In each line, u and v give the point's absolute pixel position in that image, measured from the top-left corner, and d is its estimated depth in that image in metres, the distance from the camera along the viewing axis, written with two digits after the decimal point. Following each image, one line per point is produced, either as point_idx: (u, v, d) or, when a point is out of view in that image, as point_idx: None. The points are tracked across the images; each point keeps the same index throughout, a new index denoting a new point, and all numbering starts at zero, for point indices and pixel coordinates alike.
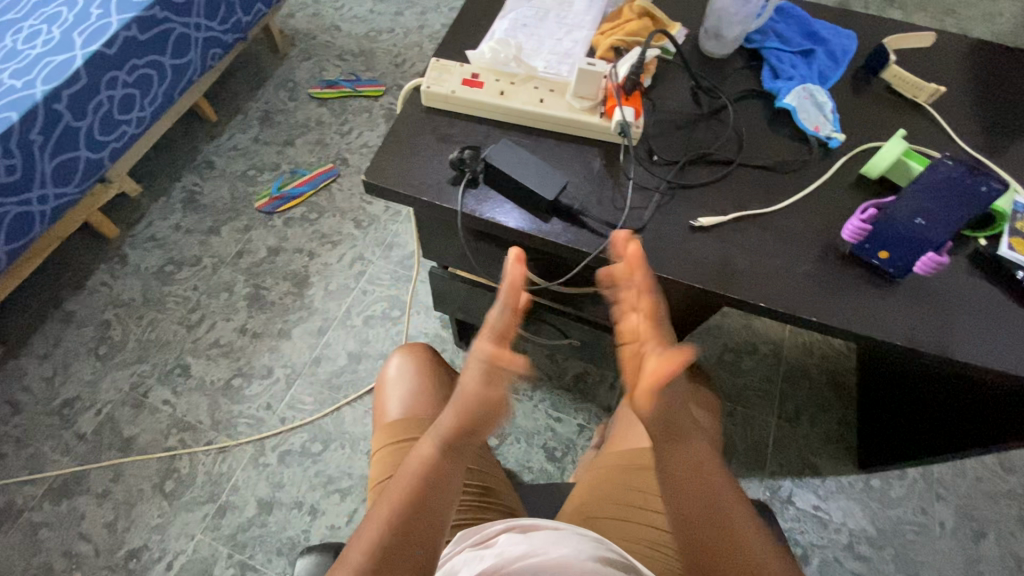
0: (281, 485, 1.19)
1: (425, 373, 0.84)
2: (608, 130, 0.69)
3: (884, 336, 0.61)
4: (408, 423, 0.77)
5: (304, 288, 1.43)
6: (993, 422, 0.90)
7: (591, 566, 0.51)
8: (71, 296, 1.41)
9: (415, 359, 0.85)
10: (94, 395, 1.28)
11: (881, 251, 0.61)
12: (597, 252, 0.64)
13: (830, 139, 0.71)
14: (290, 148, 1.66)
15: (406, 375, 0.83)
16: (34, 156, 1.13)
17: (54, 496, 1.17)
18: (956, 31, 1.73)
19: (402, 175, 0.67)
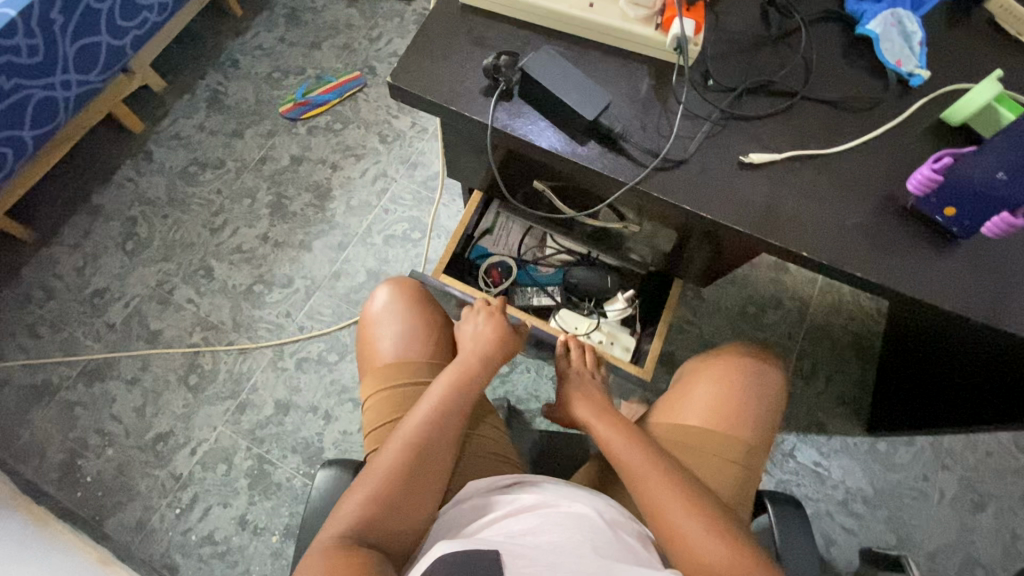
0: (298, 390, 1.24)
1: (416, 313, 0.79)
2: (662, 45, 0.62)
3: (934, 300, 0.57)
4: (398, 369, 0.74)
5: (326, 201, 1.41)
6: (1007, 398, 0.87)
7: (615, 529, 0.59)
8: (98, 189, 1.41)
9: (405, 298, 0.80)
10: (123, 287, 1.32)
11: (947, 207, 0.56)
12: (634, 182, 0.59)
13: (913, 76, 0.63)
14: (317, 52, 1.58)
15: (392, 316, 0.78)
16: (56, 38, 1.09)
17: (88, 379, 1.24)
18: None
19: (432, 80, 0.62)
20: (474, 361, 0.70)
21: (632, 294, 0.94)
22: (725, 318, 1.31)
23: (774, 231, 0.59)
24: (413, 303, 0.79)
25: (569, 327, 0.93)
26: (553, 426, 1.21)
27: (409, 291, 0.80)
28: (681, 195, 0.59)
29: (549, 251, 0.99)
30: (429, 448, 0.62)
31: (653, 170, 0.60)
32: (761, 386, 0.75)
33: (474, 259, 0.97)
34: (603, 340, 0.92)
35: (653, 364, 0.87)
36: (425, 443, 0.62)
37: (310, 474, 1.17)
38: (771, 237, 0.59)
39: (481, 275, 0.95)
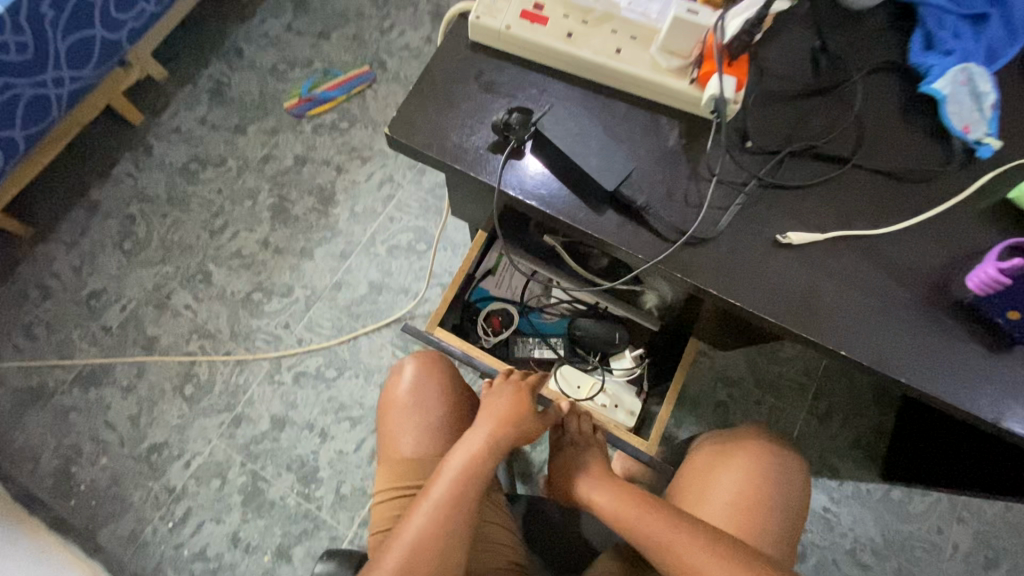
0: (295, 405, 1.21)
1: (436, 402, 0.81)
2: (697, 102, 0.54)
3: (988, 415, 0.50)
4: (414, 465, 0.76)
5: (329, 206, 1.36)
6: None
7: None
8: (96, 184, 1.37)
9: (424, 387, 0.82)
10: (120, 290, 1.29)
11: (1014, 312, 0.48)
12: (656, 261, 0.53)
13: (981, 145, 0.55)
14: (324, 43, 1.49)
15: (412, 405, 0.80)
16: (46, 33, 1.02)
17: (83, 383, 1.22)
18: None
19: (434, 132, 0.55)
20: (484, 446, 0.66)
21: (640, 353, 0.92)
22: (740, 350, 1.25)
23: (816, 325, 0.52)
24: (432, 393, 0.81)
25: (571, 386, 0.92)
26: None
27: (429, 379, 0.82)
28: (707, 278, 0.53)
29: (553, 299, 0.95)
30: (427, 548, 0.60)
31: (679, 246, 0.53)
32: (781, 472, 0.73)
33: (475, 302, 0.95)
34: (607, 404, 0.91)
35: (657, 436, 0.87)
36: (428, 541, 0.60)
37: (304, 493, 1.15)
38: (804, 331, 0.52)
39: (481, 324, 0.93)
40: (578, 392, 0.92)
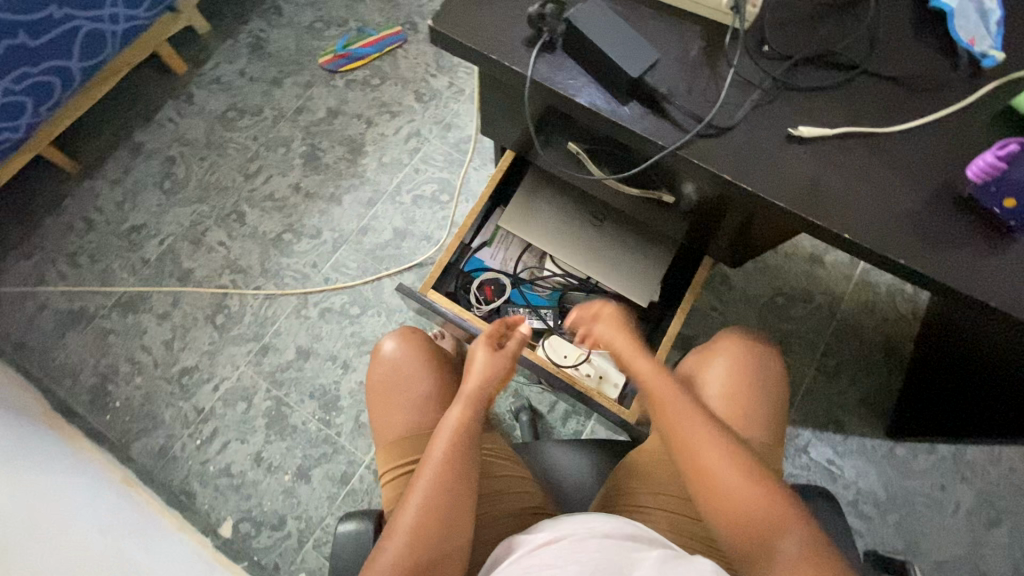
0: (319, 338, 1.26)
1: (423, 374, 0.82)
2: (717, 4, 0.58)
3: (980, 296, 0.54)
4: (410, 442, 0.78)
5: (359, 156, 1.42)
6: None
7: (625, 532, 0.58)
8: (140, 127, 1.44)
9: (408, 361, 0.83)
10: (159, 225, 1.36)
11: (1007, 199, 0.52)
12: (673, 147, 0.57)
13: (985, 57, 0.59)
14: (359, 4, 1.56)
15: (396, 387, 0.81)
16: None
17: (122, 309, 1.29)
18: None
19: (473, 27, 0.60)
20: (470, 406, 0.69)
21: (628, 327, 0.93)
22: (752, 307, 1.28)
23: (818, 213, 0.56)
24: (418, 368, 0.83)
25: (559, 354, 0.92)
26: (557, 409, 1.17)
27: (413, 354, 0.83)
28: (722, 165, 0.57)
29: (546, 270, 0.97)
30: (437, 505, 0.61)
31: (694, 136, 0.57)
32: (762, 364, 0.76)
33: (469, 272, 0.96)
34: (593, 374, 0.91)
35: (641, 408, 0.87)
36: (438, 500, 0.61)
37: (325, 419, 1.21)
38: (812, 216, 0.56)
39: (474, 292, 0.93)
40: (566, 360, 0.92)
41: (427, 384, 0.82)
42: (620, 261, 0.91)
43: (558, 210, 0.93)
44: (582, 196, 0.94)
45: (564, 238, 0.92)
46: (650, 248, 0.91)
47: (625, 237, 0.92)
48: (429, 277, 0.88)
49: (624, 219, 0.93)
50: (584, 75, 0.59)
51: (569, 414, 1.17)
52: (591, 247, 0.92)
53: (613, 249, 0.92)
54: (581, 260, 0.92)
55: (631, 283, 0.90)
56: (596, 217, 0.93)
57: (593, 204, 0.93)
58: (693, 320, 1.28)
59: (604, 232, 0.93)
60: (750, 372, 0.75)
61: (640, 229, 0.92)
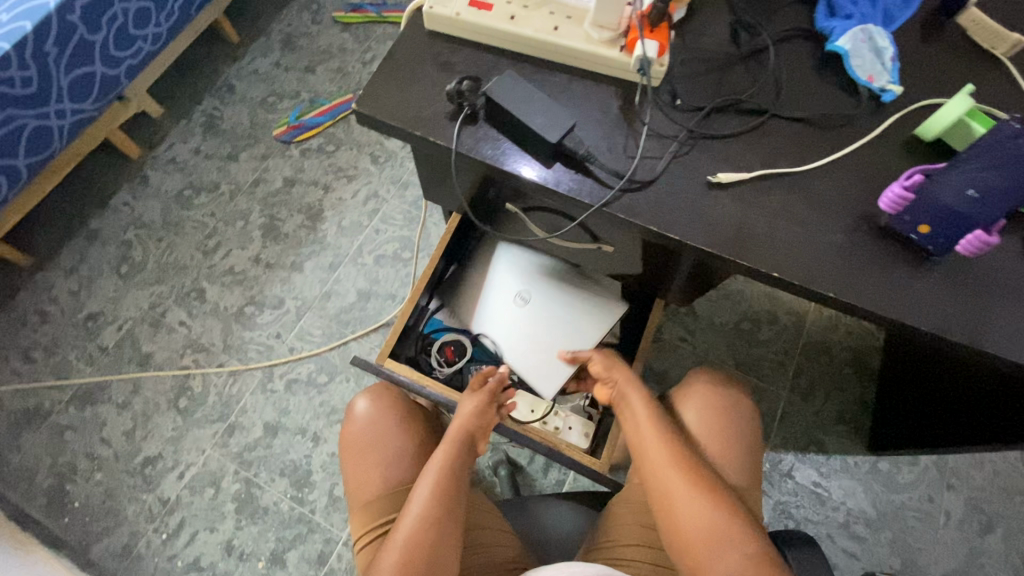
0: (287, 412, 1.23)
1: (399, 427, 0.76)
2: (627, 66, 0.61)
3: (909, 320, 0.55)
4: (382, 502, 0.70)
5: (318, 222, 1.42)
6: (1013, 419, 0.84)
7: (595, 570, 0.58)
8: (95, 214, 1.44)
9: (384, 419, 0.76)
10: (116, 311, 1.33)
11: (921, 225, 0.54)
12: (598, 204, 0.59)
13: (885, 91, 0.62)
14: (311, 76, 1.60)
15: (372, 437, 0.75)
16: (50, 69, 1.12)
17: (80, 402, 1.25)
18: None
19: (397, 107, 0.62)
20: (456, 441, 0.68)
21: None
22: (719, 335, 1.29)
23: (752, 257, 0.57)
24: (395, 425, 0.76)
25: (526, 410, 0.92)
26: (536, 462, 1.13)
27: (390, 410, 0.77)
28: (646, 216, 0.59)
29: None
30: (423, 543, 0.59)
31: (619, 191, 0.59)
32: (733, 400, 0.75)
33: (429, 334, 0.97)
34: (560, 426, 0.92)
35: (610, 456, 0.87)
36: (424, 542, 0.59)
37: (297, 497, 1.16)
38: (741, 259, 0.57)
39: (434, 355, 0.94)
40: (531, 415, 0.92)
41: (403, 441, 0.75)
42: (539, 346, 0.90)
43: (486, 289, 0.94)
44: (512, 274, 0.93)
45: (486, 320, 0.93)
46: (574, 331, 0.90)
47: (548, 320, 0.91)
48: (384, 345, 0.90)
49: (551, 301, 0.92)
50: (508, 144, 0.61)
51: (549, 464, 1.14)
52: (511, 331, 0.92)
53: (534, 332, 0.91)
54: (498, 343, 0.92)
55: (545, 370, 0.89)
56: (521, 297, 0.92)
57: (521, 283, 0.93)
58: (664, 353, 1.28)
59: (527, 314, 0.92)
60: (724, 411, 0.73)
61: (567, 312, 0.91)
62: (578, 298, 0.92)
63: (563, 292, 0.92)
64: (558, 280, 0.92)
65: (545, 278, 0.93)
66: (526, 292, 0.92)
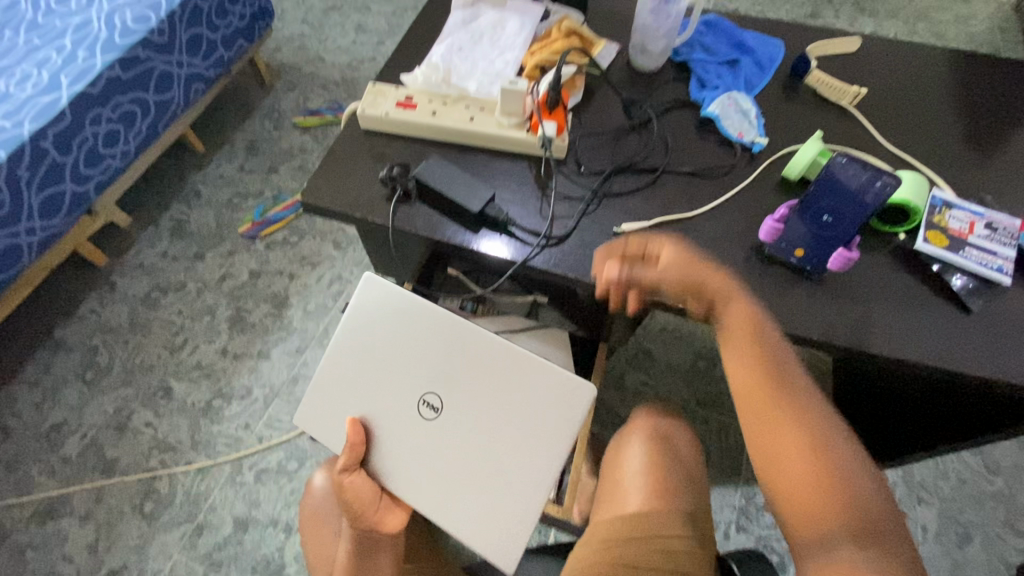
0: (257, 503, 1.20)
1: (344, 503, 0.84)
2: (534, 144, 0.71)
3: (802, 333, 0.62)
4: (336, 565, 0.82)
5: (284, 309, 1.47)
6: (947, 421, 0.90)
7: None
8: (60, 324, 1.46)
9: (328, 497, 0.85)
10: (80, 419, 1.32)
11: (796, 249, 0.63)
12: (521, 261, 0.67)
13: (754, 143, 0.74)
14: (274, 175, 1.72)
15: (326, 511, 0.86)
16: (21, 191, 1.19)
17: (40, 518, 1.21)
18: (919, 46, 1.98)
19: (339, 194, 0.70)
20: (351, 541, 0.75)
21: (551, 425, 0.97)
22: (678, 376, 1.34)
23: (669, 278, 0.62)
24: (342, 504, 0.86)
25: None
26: None
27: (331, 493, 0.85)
28: (564, 266, 0.66)
29: None
30: None
31: (539, 247, 0.67)
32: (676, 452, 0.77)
33: None
34: None
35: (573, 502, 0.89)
36: None
37: None
38: (651, 296, 0.65)
39: None
40: None
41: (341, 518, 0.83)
42: (449, 467, 0.72)
43: (384, 395, 0.75)
44: (417, 371, 0.75)
45: (386, 418, 0.75)
46: (504, 446, 0.71)
47: (469, 435, 0.72)
48: None
49: (471, 406, 0.73)
50: (438, 216, 0.69)
51: None
52: (419, 454, 0.73)
53: (450, 454, 0.72)
54: (404, 471, 0.73)
55: (468, 506, 0.71)
56: (431, 405, 0.74)
57: (430, 384, 0.74)
58: (628, 399, 1.31)
59: (438, 428, 0.73)
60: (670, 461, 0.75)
61: (491, 421, 0.72)
62: (509, 399, 0.72)
63: (488, 390, 0.73)
64: (482, 373, 0.73)
65: (462, 373, 0.74)
66: (435, 398, 0.74)
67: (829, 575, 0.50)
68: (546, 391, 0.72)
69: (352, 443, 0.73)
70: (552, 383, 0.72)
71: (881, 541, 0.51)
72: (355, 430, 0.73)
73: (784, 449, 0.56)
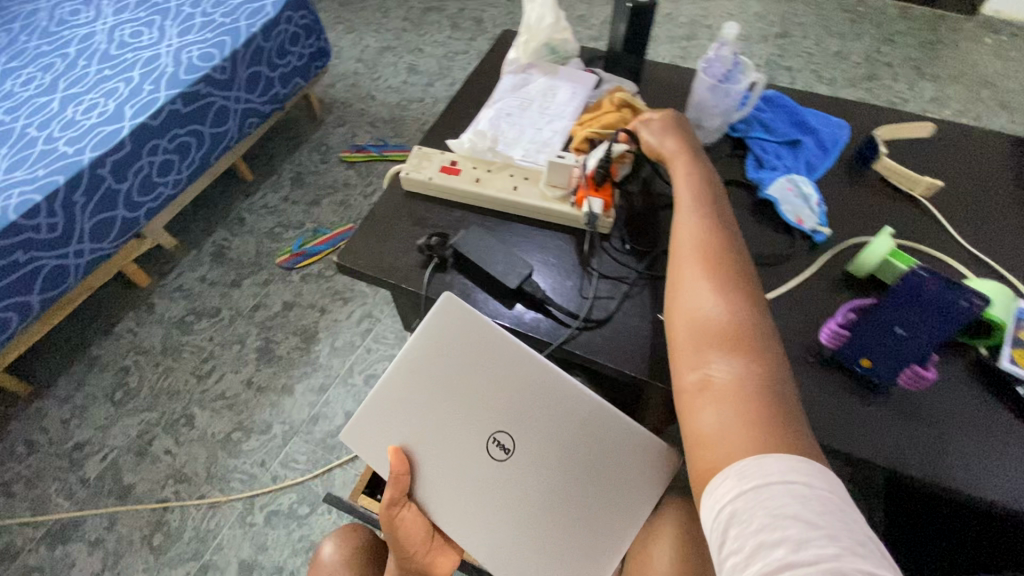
0: (264, 548, 1.17)
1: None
2: (579, 219, 0.68)
3: (866, 454, 0.55)
4: None
5: (312, 344, 1.47)
6: None
7: None
8: (98, 342, 1.49)
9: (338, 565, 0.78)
10: (104, 439, 1.33)
11: (862, 357, 0.56)
12: (557, 343, 0.63)
13: (816, 233, 0.68)
14: (315, 208, 1.75)
15: None
16: (75, 215, 1.24)
17: (52, 540, 1.21)
18: (983, 117, 1.90)
19: (375, 258, 0.69)
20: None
21: None
22: None
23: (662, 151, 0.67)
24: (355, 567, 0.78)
25: None
26: None
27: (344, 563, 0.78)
28: (603, 353, 0.62)
29: None
30: None
31: (577, 330, 0.63)
32: None
33: None
34: None
35: None
36: None
37: None
38: None
39: None
40: None
41: None
42: (505, 519, 0.62)
43: (441, 425, 0.64)
44: (485, 404, 0.63)
45: (438, 450, 0.64)
46: (579, 506, 0.61)
47: (538, 487, 0.62)
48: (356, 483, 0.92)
49: (546, 456, 0.62)
50: (472, 288, 0.67)
51: None
52: (476, 496, 0.63)
53: (513, 505, 0.62)
54: (457, 511, 0.64)
55: (527, 564, 0.62)
56: (500, 446, 0.63)
57: (501, 422, 0.62)
58: None
59: (504, 476, 0.63)
60: None
61: (558, 474, 0.62)
62: (589, 452, 0.61)
63: (561, 439, 0.62)
64: (564, 417, 0.62)
65: (538, 415, 0.62)
66: (503, 437, 0.62)
67: (696, 383, 0.49)
68: (636, 452, 0.61)
69: (399, 485, 0.63)
70: (630, 442, 0.61)
71: (774, 416, 0.45)
72: (398, 460, 0.63)
73: (682, 269, 0.57)
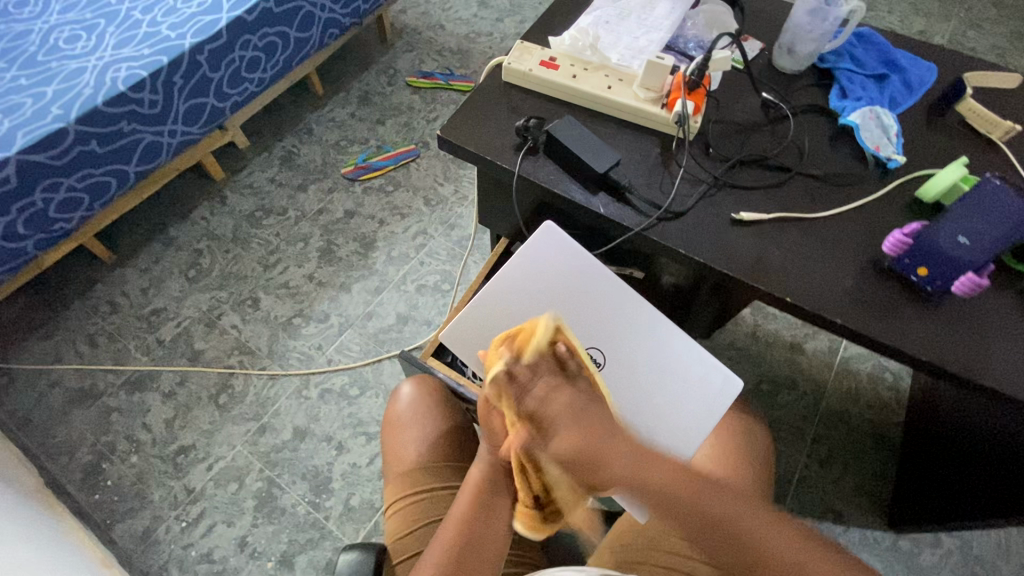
0: (317, 419, 1.29)
1: (434, 414, 0.84)
2: (667, 121, 0.73)
3: (911, 349, 0.61)
4: (415, 476, 0.79)
5: (370, 250, 1.56)
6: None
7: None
8: (174, 224, 1.61)
9: (418, 402, 0.85)
10: (178, 309, 1.46)
11: (919, 267, 0.62)
12: (638, 228, 0.69)
13: (890, 159, 0.72)
14: (380, 127, 1.82)
15: (413, 419, 0.84)
16: (172, 96, 1.33)
17: (130, 387, 1.35)
18: None
19: (474, 136, 0.75)
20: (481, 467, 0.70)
21: None
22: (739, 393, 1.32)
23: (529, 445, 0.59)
24: (429, 409, 0.85)
25: None
26: None
27: (422, 401, 0.85)
28: (677, 241, 0.68)
29: None
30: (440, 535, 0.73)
31: (656, 220, 0.69)
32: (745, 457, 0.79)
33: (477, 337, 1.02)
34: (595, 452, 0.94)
35: None
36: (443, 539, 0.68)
37: (314, 502, 1.20)
38: (758, 283, 0.65)
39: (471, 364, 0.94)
40: None
41: (430, 426, 0.83)
42: None
43: None
44: (585, 327, 0.79)
45: None
46: (652, 421, 0.76)
47: (622, 395, 0.76)
48: (430, 343, 0.95)
49: (629, 372, 0.77)
50: (560, 173, 0.73)
51: None
52: None
53: None
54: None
55: None
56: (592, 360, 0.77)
57: (594, 340, 0.77)
58: None
59: None
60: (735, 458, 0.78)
61: (639, 388, 0.77)
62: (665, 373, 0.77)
63: (643, 361, 0.77)
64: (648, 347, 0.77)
65: (626, 339, 0.77)
66: (596, 354, 0.77)
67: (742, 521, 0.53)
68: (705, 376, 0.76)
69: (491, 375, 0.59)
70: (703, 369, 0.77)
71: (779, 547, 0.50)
72: None
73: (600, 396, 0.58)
